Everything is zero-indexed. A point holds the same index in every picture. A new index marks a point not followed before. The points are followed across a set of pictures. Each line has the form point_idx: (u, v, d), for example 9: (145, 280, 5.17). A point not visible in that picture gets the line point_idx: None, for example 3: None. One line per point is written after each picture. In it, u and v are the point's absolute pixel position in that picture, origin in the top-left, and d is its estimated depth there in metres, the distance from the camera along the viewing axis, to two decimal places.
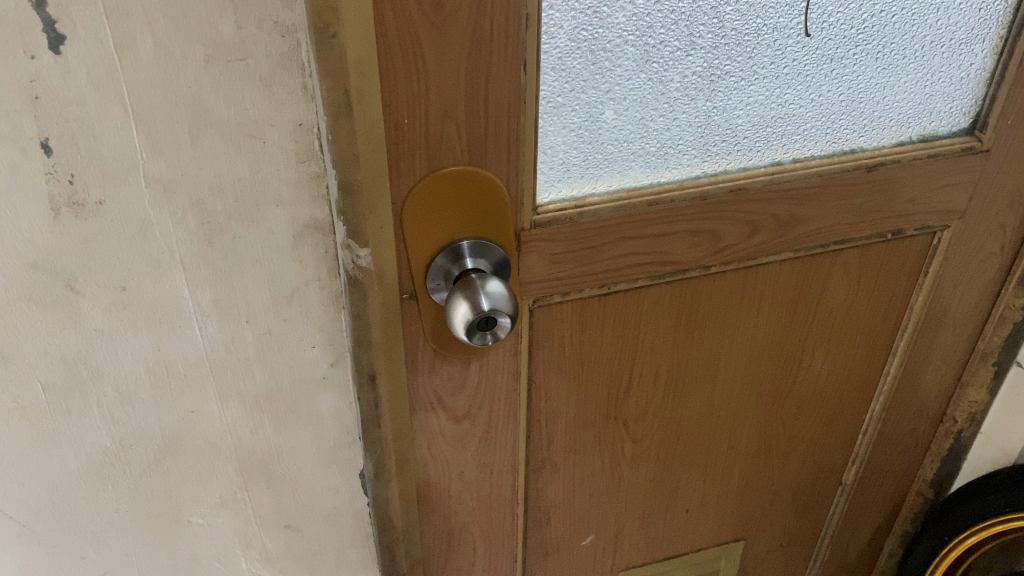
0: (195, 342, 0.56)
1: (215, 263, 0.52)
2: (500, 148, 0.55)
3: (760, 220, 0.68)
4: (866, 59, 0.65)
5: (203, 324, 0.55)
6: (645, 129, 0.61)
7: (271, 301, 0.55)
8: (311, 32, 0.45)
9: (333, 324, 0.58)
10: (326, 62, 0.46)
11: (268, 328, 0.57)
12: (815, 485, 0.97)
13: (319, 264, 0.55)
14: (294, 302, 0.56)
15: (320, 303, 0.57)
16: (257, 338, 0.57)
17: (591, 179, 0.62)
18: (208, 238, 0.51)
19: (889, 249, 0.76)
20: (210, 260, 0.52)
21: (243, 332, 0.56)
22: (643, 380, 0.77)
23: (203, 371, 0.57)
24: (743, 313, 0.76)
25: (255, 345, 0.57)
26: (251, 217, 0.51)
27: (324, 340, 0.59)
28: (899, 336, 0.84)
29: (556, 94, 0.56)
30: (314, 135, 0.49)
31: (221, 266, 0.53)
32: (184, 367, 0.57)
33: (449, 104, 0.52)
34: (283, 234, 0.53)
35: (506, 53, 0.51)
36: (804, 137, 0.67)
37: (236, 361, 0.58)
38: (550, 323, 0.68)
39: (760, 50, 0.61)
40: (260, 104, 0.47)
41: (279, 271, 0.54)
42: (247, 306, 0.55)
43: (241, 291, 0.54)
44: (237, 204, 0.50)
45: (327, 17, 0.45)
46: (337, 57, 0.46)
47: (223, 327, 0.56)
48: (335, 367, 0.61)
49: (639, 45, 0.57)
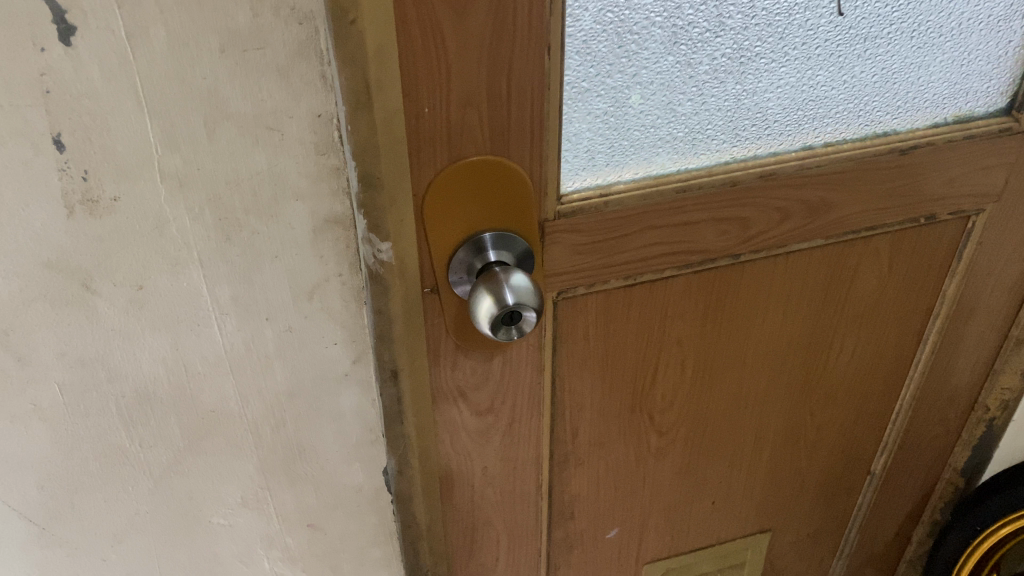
0: (213, 340, 0.52)
1: (234, 260, 0.49)
2: (523, 136, 0.56)
3: (791, 207, 0.66)
4: (902, 39, 0.62)
5: (222, 321, 0.51)
6: (673, 114, 0.59)
7: (291, 297, 0.52)
8: (331, 19, 0.43)
9: (355, 321, 0.54)
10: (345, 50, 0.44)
11: (288, 326, 0.53)
12: (843, 474, 0.95)
13: (340, 258, 0.51)
14: (315, 298, 0.52)
15: (341, 299, 0.53)
16: (278, 335, 0.53)
17: (617, 166, 0.61)
18: (226, 234, 0.48)
19: (922, 236, 0.74)
20: (229, 256, 0.49)
21: (262, 330, 0.52)
22: (669, 370, 0.76)
23: (223, 370, 0.54)
24: (771, 302, 0.74)
25: (275, 343, 0.53)
26: (270, 210, 0.48)
27: (346, 336, 0.55)
28: (931, 322, 0.82)
29: (581, 79, 0.55)
30: (334, 126, 0.46)
31: (240, 263, 0.49)
32: (203, 366, 0.53)
33: (470, 93, 0.53)
34: (303, 229, 0.49)
35: (529, 37, 0.51)
36: (837, 120, 0.65)
37: (257, 360, 0.54)
38: (574, 316, 0.68)
39: (792, 30, 0.58)
40: (278, 95, 0.44)
41: (298, 268, 0.51)
42: (267, 302, 0.51)
43: (261, 288, 0.51)
44: (255, 198, 0.47)
45: (345, 4, 0.43)
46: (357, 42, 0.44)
47: (243, 324, 0.52)
48: (357, 365, 0.56)
49: (666, 27, 0.55)
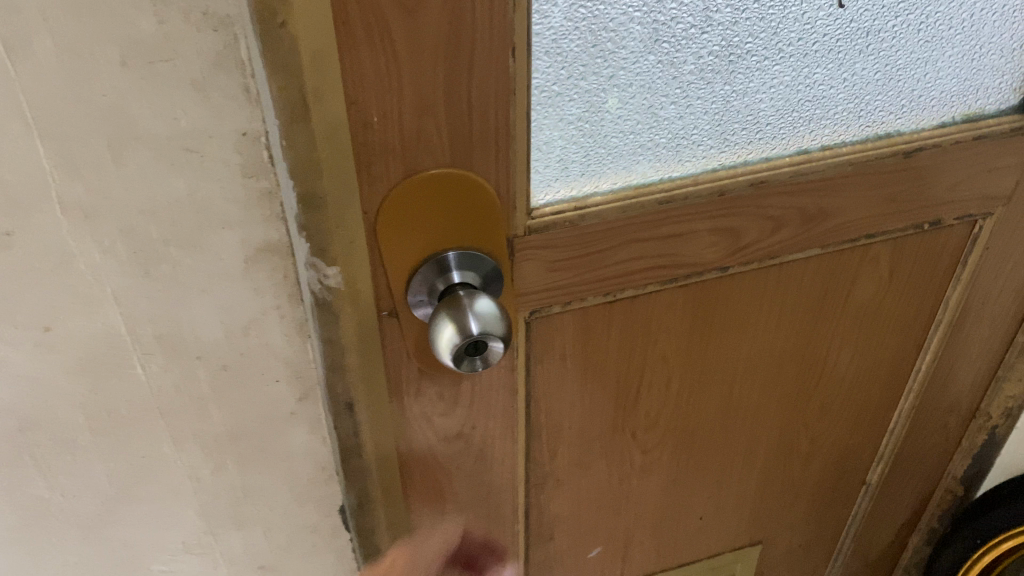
0: (139, 384, 0.46)
1: (155, 295, 0.43)
2: (486, 146, 0.50)
3: (785, 215, 0.61)
4: (909, 33, 0.56)
5: (146, 362, 0.46)
6: (654, 118, 0.54)
7: (224, 334, 0.46)
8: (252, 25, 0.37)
9: (300, 355, 0.49)
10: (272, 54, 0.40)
11: (223, 364, 0.47)
12: (838, 485, 0.90)
13: (278, 291, 0.46)
14: (251, 333, 0.47)
15: (284, 333, 0.47)
16: (211, 375, 0.47)
17: (593, 176, 0.55)
18: (144, 269, 0.42)
19: (925, 242, 0.69)
20: (149, 292, 0.43)
21: (193, 370, 0.47)
22: (653, 388, 0.70)
23: (153, 414, 0.48)
24: (764, 314, 0.69)
25: (210, 384, 0.48)
26: (193, 241, 0.42)
27: (290, 373, 0.49)
28: (933, 330, 0.77)
29: (551, 82, 0.49)
30: (262, 145, 0.40)
31: (161, 299, 0.43)
32: (128, 412, 0.47)
33: (426, 98, 0.46)
34: (234, 260, 0.43)
35: (490, 37, 0.45)
36: (836, 121, 0.59)
37: (191, 402, 0.48)
38: (549, 335, 0.62)
39: (786, 24, 0.52)
40: (195, 113, 0.38)
41: (230, 301, 0.45)
42: (196, 340, 0.46)
43: (189, 325, 0.45)
44: (176, 228, 0.41)
45: None
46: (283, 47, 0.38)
47: (170, 365, 0.46)
48: (304, 402, 0.51)
49: (647, 23, 0.49)
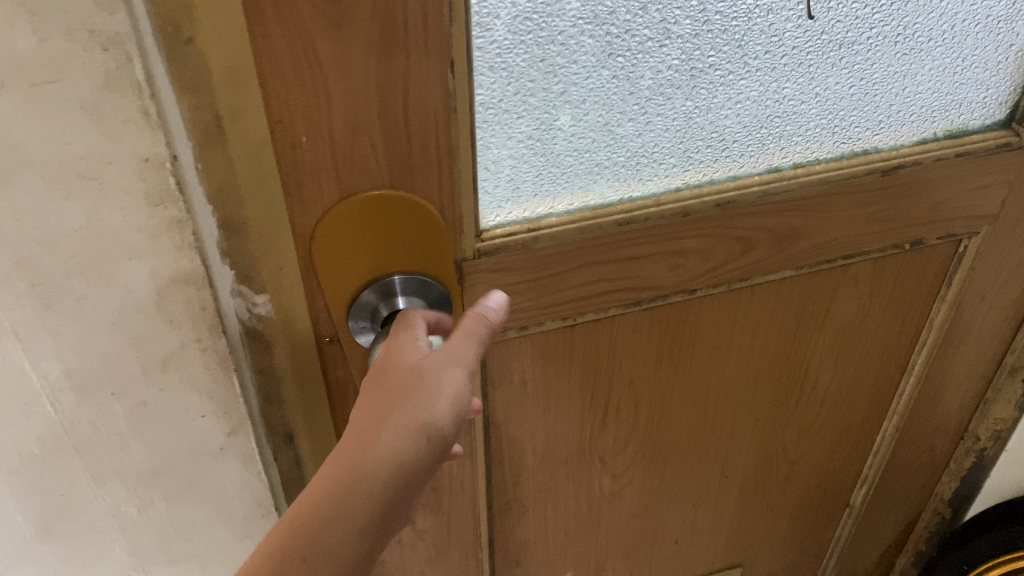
0: (49, 422, 0.43)
1: (60, 330, 0.40)
2: (429, 167, 0.46)
3: (755, 236, 0.58)
4: (885, 45, 0.53)
5: (57, 400, 0.43)
6: (611, 136, 0.51)
7: (141, 368, 0.43)
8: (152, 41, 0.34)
9: (225, 390, 0.46)
10: (181, 73, 0.37)
11: (142, 400, 0.44)
12: (820, 507, 0.87)
13: (196, 323, 0.43)
14: (171, 367, 0.44)
15: (205, 367, 0.44)
16: (130, 412, 0.45)
17: (548, 197, 0.52)
18: (46, 302, 0.39)
19: (907, 261, 0.65)
20: (52, 326, 0.40)
21: (109, 406, 0.44)
22: (621, 412, 0.67)
23: (67, 451, 0.45)
24: (737, 337, 0.66)
25: (128, 421, 0.45)
26: (99, 272, 0.39)
27: (216, 408, 0.46)
28: (917, 351, 0.74)
29: (497, 98, 0.46)
30: (168, 171, 0.37)
31: (67, 333, 0.40)
32: (40, 449, 0.45)
33: (359, 117, 0.43)
34: (144, 292, 0.40)
35: (427, 51, 0.42)
36: (807, 137, 0.56)
37: (109, 440, 0.45)
38: (507, 359, 0.59)
39: (752, 36, 0.49)
40: (89, 138, 0.35)
41: (145, 335, 0.42)
42: (111, 376, 0.43)
43: (102, 361, 0.42)
44: (78, 260, 0.38)
45: None
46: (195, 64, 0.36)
47: (84, 402, 0.43)
48: (234, 437, 0.48)
49: (599, 36, 0.46)
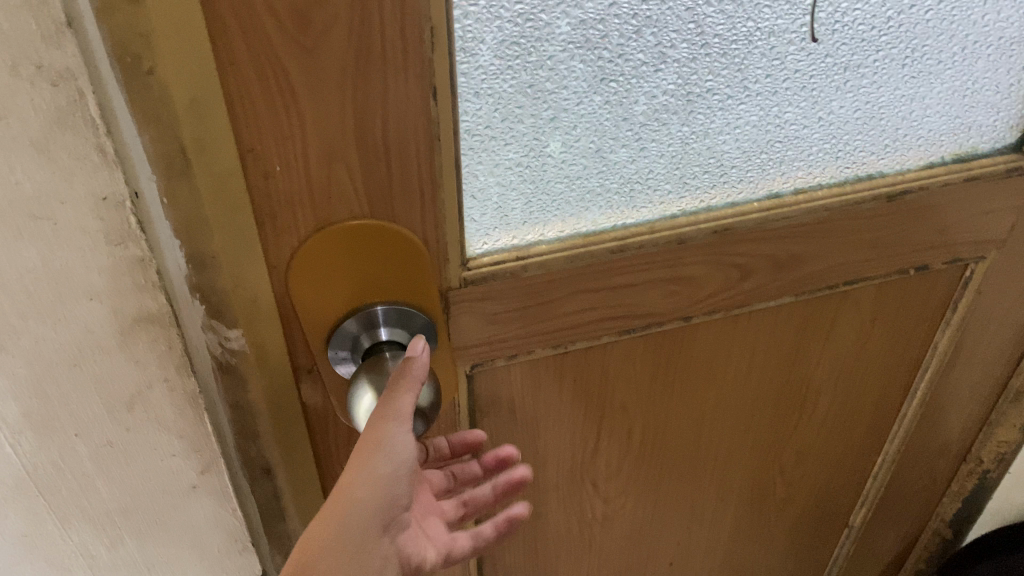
0: (9, 463, 0.41)
1: (17, 371, 0.38)
2: (410, 197, 0.44)
3: (753, 263, 0.55)
4: (892, 68, 0.50)
5: (16, 441, 0.41)
6: (603, 162, 0.48)
7: (105, 409, 0.41)
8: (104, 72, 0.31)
9: (195, 428, 0.44)
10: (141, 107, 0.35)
11: (107, 440, 0.42)
12: (818, 528, 0.85)
13: (162, 362, 0.41)
14: (138, 408, 0.42)
15: (173, 408, 0.42)
16: (94, 452, 0.43)
17: (537, 224, 0.50)
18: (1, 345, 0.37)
19: (910, 286, 0.63)
20: (8, 369, 0.38)
21: (72, 447, 0.42)
22: (614, 438, 0.65)
23: (30, 491, 0.43)
24: (735, 363, 0.64)
25: (93, 461, 0.43)
26: (56, 312, 0.37)
27: (186, 447, 0.45)
28: (920, 375, 0.72)
29: (483, 125, 0.44)
30: (127, 209, 0.35)
31: (25, 375, 0.38)
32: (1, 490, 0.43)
33: (335, 145, 0.41)
34: (105, 331, 0.38)
35: (407, 78, 0.40)
36: (810, 162, 0.53)
37: (73, 479, 0.44)
38: (495, 388, 0.57)
39: (752, 60, 0.47)
40: (40, 176, 0.33)
41: (107, 375, 0.40)
42: (72, 417, 0.41)
43: (62, 402, 0.40)
44: (33, 301, 0.36)
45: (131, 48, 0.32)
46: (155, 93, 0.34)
47: (45, 443, 0.41)
48: (205, 475, 0.46)
49: (590, 61, 0.44)
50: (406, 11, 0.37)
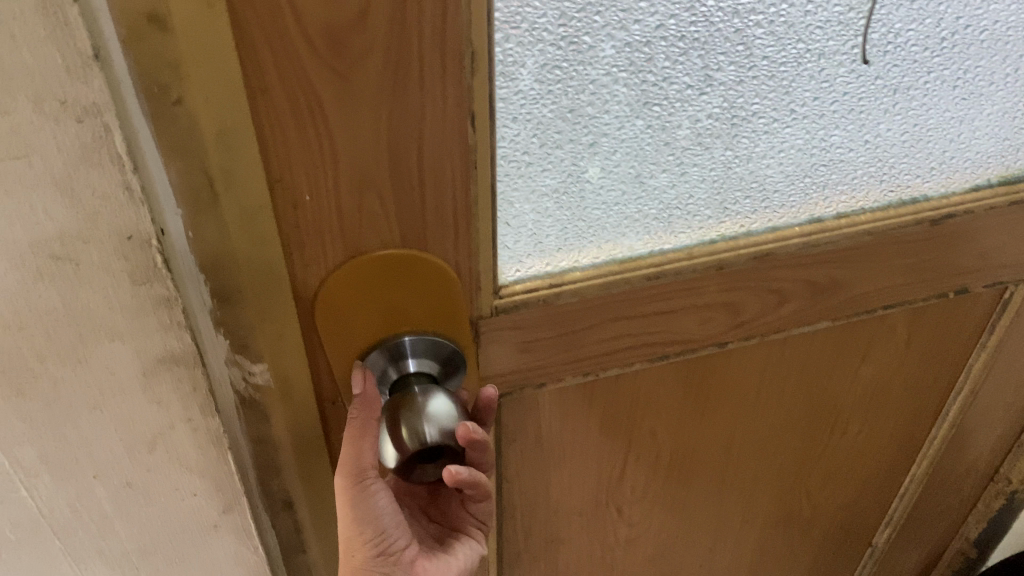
0: (24, 508, 0.41)
1: (35, 416, 0.38)
2: (444, 225, 0.41)
3: (791, 288, 0.53)
4: (943, 89, 0.49)
5: (32, 485, 0.40)
6: (643, 187, 0.46)
7: (126, 451, 0.41)
8: (139, 96, 0.31)
9: (217, 466, 0.44)
10: (167, 137, 0.32)
11: (127, 483, 0.42)
12: (841, 547, 0.84)
13: (187, 401, 0.41)
14: (159, 450, 0.42)
15: (196, 446, 0.42)
16: (113, 494, 0.42)
17: (572, 250, 0.48)
18: (19, 390, 0.36)
19: (949, 308, 0.61)
20: (26, 414, 0.37)
21: (90, 490, 0.41)
22: (641, 463, 0.63)
23: (43, 534, 0.43)
24: (765, 386, 0.62)
25: (111, 502, 0.42)
26: (76, 354, 0.36)
27: (207, 485, 0.44)
28: (952, 398, 0.70)
29: (521, 150, 0.42)
30: (153, 249, 0.35)
31: (43, 418, 0.38)
32: (13, 534, 0.42)
33: (367, 173, 0.37)
34: (128, 373, 0.38)
35: (445, 106, 0.37)
36: (854, 185, 0.52)
37: (89, 521, 0.43)
38: (522, 415, 0.55)
39: (800, 82, 0.45)
40: (66, 216, 0.33)
41: (130, 417, 0.40)
42: (91, 460, 0.40)
43: (82, 445, 0.40)
44: (58, 347, 0.36)
45: (163, 78, 0.31)
46: (183, 126, 0.32)
47: (62, 486, 0.41)
48: (228, 514, 0.46)
49: (634, 84, 0.42)
50: (446, 35, 0.34)
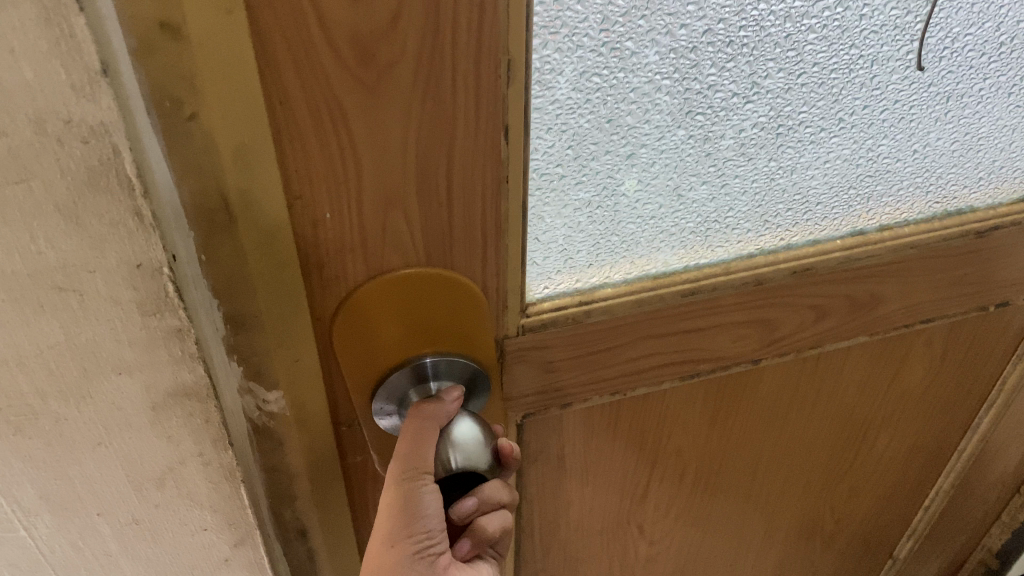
0: (25, 547, 0.39)
1: (35, 453, 0.35)
2: (471, 241, 0.38)
3: (831, 304, 0.50)
4: (996, 96, 0.47)
5: (32, 523, 0.38)
6: (681, 200, 0.44)
7: (132, 487, 0.38)
8: (154, 113, 0.28)
9: (228, 502, 0.41)
10: (180, 154, 0.30)
11: (133, 520, 0.40)
12: (862, 560, 0.81)
13: (199, 436, 0.38)
14: (168, 486, 0.39)
15: (208, 481, 0.39)
16: (118, 531, 0.40)
17: (604, 265, 0.45)
18: (16, 428, 0.34)
19: (987, 321, 0.59)
20: (25, 452, 0.35)
21: (93, 527, 0.40)
22: (665, 482, 0.61)
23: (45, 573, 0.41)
24: (795, 401, 0.59)
25: (116, 540, 0.41)
26: (80, 391, 0.34)
27: (218, 520, 0.42)
28: (983, 411, 0.67)
29: (554, 164, 0.39)
30: (164, 277, 0.32)
31: (44, 456, 0.36)
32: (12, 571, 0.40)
33: (394, 190, 0.34)
34: (135, 408, 0.35)
35: (478, 119, 0.33)
36: (898, 196, 0.49)
37: (94, 557, 0.41)
38: (545, 436, 0.52)
39: (850, 90, 0.43)
40: (69, 246, 0.29)
41: (137, 453, 0.37)
42: (93, 498, 0.38)
43: (85, 483, 0.37)
44: (59, 383, 0.33)
45: (177, 90, 0.28)
46: (198, 142, 0.30)
47: (64, 524, 0.39)
48: (239, 549, 0.44)
49: (678, 92, 0.39)
50: (481, 42, 0.31)
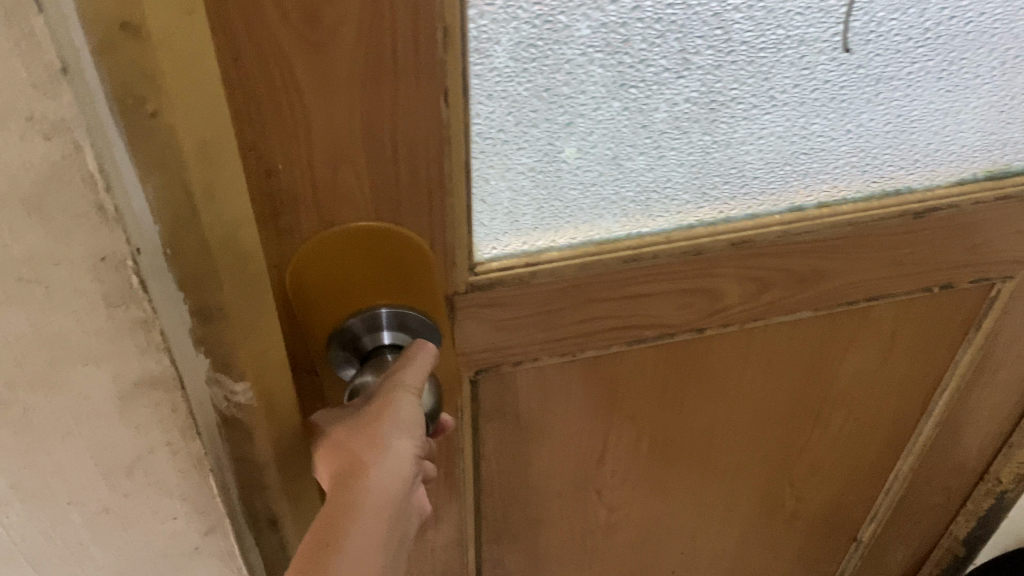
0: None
1: (6, 441, 0.36)
2: (418, 200, 0.39)
3: (772, 276, 0.52)
4: (927, 80, 0.48)
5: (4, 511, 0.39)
6: (620, 170, 0.45)
7: (103, 476, 0.39)
8: (115, 108, 0.29)
9: (198, 491, 0.42)
10: (148, 151, 0.30)
11: (103, 508, 0.41)
12: (826, 541, 0.83)
13: (167, 426, 0.39)
14: (137, 474, 0.40)
15: (177, 469, 0.40)
16: (89, 519, 0.41)
17: (549, 230, 0.46)
18: None
19: (936, 303, 0.61)
20: None
21: (65, 516, 0.40)
22: (620, 449, 0.62)
23: (18, 561, 0.42)
24: (749, 372, 0.60)
25: (87, 527, 0.42)
26: (48, 381, 0.35)
27: (189, 509, 0.43)
28: (938, 394, 0.69)
29: (495, 128, 0.40)
30: (128, 270, 0.32)
31: (15, 444, 0.37)
32: None
33: (342, 146, 0.36)
34: (104, 397, 0.36)
35: (418, 84, 0.35)
36: (835, 175, 0.51)
37: (66, 546, 0.42)
38: (500, 396, 0.54)
39: (780, 68, 0.44)
40: (34, 236, 0.30)
41: (106, 443, 0.38)
42: (64, 486, 0.39)
43: (55, 472, 0.38)
44: (27, 373, 0.34)
45: (139, 90, 0.29)
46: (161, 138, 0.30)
47: (36, 513, 0.40)
48: (209, 536, 0.45)
49: (610, 66, 0.40)
50: (418, 11, 0.33)
